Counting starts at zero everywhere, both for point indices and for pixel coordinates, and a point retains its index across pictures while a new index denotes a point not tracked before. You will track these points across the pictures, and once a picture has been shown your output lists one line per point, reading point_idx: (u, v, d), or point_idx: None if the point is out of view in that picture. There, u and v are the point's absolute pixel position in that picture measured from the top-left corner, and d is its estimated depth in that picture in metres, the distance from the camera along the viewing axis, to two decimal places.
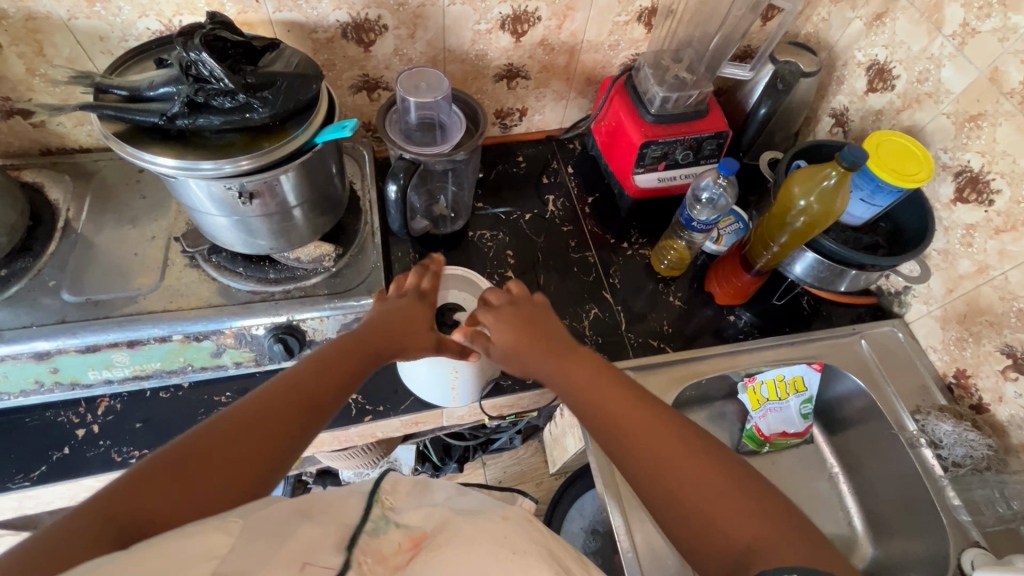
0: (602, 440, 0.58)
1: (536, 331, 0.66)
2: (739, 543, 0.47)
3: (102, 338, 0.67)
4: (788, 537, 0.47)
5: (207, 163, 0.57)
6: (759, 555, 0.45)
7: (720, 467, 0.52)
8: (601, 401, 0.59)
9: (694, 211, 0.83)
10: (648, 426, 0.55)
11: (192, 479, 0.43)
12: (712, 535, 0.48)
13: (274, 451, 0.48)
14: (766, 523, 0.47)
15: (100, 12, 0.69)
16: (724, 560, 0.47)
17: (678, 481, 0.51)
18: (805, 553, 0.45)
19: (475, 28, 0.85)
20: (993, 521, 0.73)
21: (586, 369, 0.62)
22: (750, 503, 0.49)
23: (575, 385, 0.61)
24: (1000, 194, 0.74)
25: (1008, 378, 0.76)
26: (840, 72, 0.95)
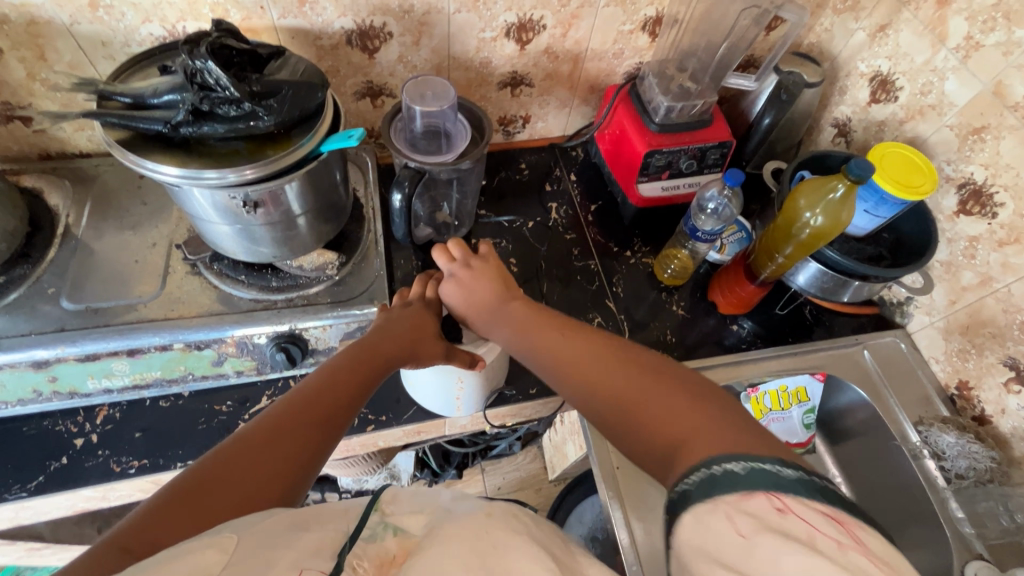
0: (556, 384, 0.58)
1: (483, 300, 0.68)
2: (671, 441, 0.44)
3: (102, 346, 0.66)
4: (718, 423, 0.43)
5: (211, 172, 0.56)
6: (685, 446, 0.42)
7: (658, 377, 0.50)
8: (548, 345, 0.60)
9: (698, 221, 0.83)
10: (592, 358, 0.55)
11: (218, 499, 0.43)
12: (650, 441, 0.46)
13: (296, 462, 0.48)
14: (697, 415, 0.44)
15: (103, 17, 0.69)
16: (662, 460, 0.44)
17: (619, 399, 0.50)
18: (731, 434, 0.41)
19: (480, 35, 0.85)
20: (996, 534, 0.73)
21: (532, 321, 0.63)
22: (684, 402, 0.46)
23: (524, 338, 0.63)
24: (1003, 207, 0.74)
25: (1011, 390, 0.77)
26: (842, 82, 0.95)
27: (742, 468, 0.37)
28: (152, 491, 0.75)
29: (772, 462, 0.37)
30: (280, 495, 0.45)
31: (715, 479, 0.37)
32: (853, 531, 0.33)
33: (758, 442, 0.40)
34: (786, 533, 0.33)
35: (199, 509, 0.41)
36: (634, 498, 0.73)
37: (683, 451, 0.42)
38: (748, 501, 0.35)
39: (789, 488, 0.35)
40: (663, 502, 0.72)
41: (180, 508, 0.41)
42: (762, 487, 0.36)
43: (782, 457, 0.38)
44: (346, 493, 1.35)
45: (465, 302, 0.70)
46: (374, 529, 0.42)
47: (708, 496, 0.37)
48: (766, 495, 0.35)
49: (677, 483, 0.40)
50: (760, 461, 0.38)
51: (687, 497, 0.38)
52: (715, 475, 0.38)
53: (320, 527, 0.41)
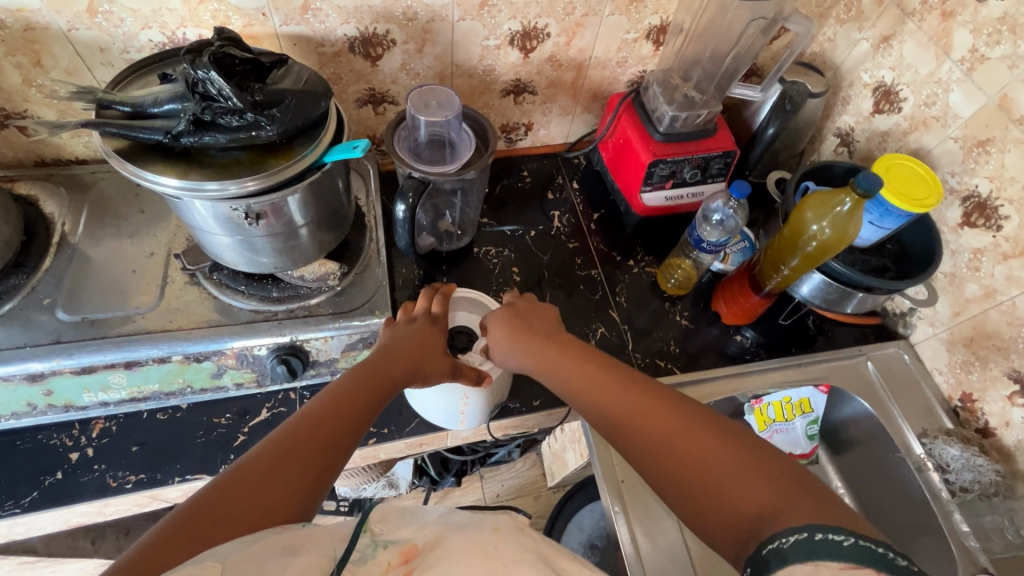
0: (604, 429, 0.57)
1: (518, 332, 0.68)
2: (752, 509, 0.43)
3: (98, 358, 0.65)
4: (806, 498, 0.43)
5: (213, 184, 0.55)
6: (773, 516, 0.42)
7: (727, 436, 0.49)
8: (599, 386, 0.58)
9: (703, 231, 0.83)
10: (649, 406, 0.54)
11: (221, 528, 0.41)
12: (723, 503, 0.45)
13: (302, 487, 0.47)
14: (780, 486, 0.44)
15: (101, 23, 0.68)
16: (740, 527, 0.43)
17: (685, 454, 0.49)
18: (825, 511, 0.41)
19: (484, 43, 0.84)
20: (1002, 548, 0.73)
21: (570, 364, 0.62)
22: (762, 468, 0.46)
23: (570, 377, 0.61)
24: (1008, 219, 0.74)
25: (1015, 403, 0.77)
26: (845, 92, 0.95)
27: (845, 539, 0.36)
28: (148, 505, 0.74)
29: (881, 542, 0.36)
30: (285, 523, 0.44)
31: (816, 545, 0.37)
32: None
33: (854, 523, 0.40)
34: None
35: (201, 538, 0.40)
36: (639, 512, 0.71)
37: (771, 522, 0.41)
38: (855, 574, 0.35)
39: (900, 572, 0.35)
40: (668, 511, 0.72)
41: (182, 538, 0.40)
42: (870, 563, 0.35)
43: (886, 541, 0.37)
44: (344, 501, 1.33)
45: (506, 337, 0.68)
46: (364, 549, 0.40)
47: (808, 559, 0.36)
48: (874, 572, 0.35)
49: (769, 546, 0.39)
50: (867, 537, 0.37)
51: (784, 561, 0.37)
52: (816, 540, 0.37)
53: (307, 551, 0.39)
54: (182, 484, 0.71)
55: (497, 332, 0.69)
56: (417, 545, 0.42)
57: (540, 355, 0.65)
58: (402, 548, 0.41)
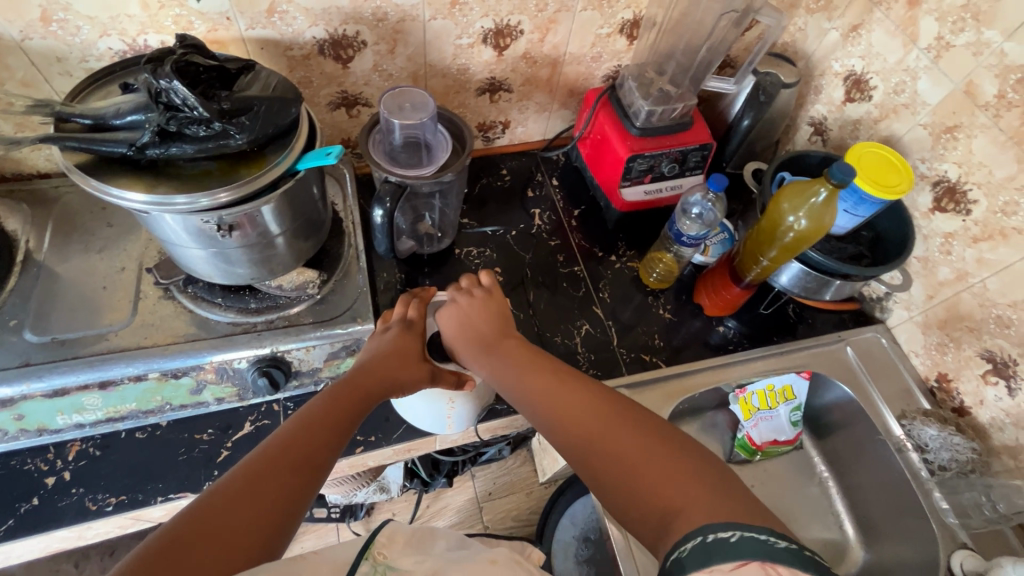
0: (540, 425, 0.57)
1: (478, 335, 0.67)
2: (666, 506, 0.44)
3: (71, 380, 0.63)
4: (715, 497, 0.43)
5: (181, 198, 0.54)
6: (683, 517, 0.42)
7: (653, 435, 0.50)
8: (537, 386, 0.59)
9: (683, 225, 0.84)
10: (584, 404, 0.55)
11: (192, 559, 0.40)
12: (641, 501, 0.46)
13: (276, 506, 0.46)
14: (695, 484, 0.45)
15: (57, 32, 0.65)
16: (654, 523, 0.44)
17: (610, 452, 0.50)
18: (727, 507, 0.42)
19: (456, 42, 0.83)
20: (980, 524, 0.75)
21: (519, 362, 0.63)
22: (679, 469, 0.46)
23: (514, 378, 0.61)
24: (976, 204, 0.76)
25: (989, 382, 0.79)
26: (817, 81, 0.96)
27: (733, 535, 0.38)
28: (131, 527, 0.72)
29: (766, 530, 0.38)
30: (257, 548, 0.43)
31: (710, 548, 0.38)
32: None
33: (759, 518, 0.41)
34: None
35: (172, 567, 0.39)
36: None
37: (681, 522, 0.42)
38: (742, 572, 0.36)
39: (781, 557, 0.36)
40: None
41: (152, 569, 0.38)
42: (756, 556, 0.36)
43: (778, 530, 0.39)
44: (335, 508, 1.33)
45: (460, 337, 0.68)
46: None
47: (704, 565, 0.37)
48: (761, 565, 0.36)
49: (673, 555, 0.39)
50: (753, 528, 0.38)
51: (683, 569, 0.38)
52: (709, 542, 0.39)
53: None
54: (166, 503, 0.70)
55: (454, 331, 0.69)
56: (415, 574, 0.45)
57: (493, 361, 0.64)
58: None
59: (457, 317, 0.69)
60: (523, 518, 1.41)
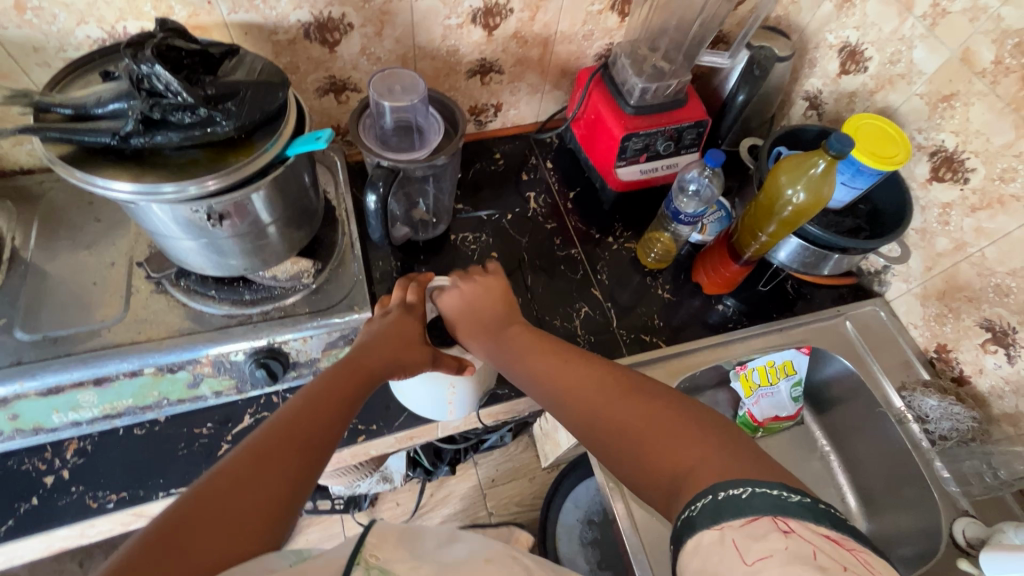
0: (554, 408, 0.57)
1: (480, 320, 0.69)
2: (676, 470, 0.43)
3: (65, 378, 0.62)
4: (723, 453, 0.42)
5: (169, 187, 0.52)
6: (690, 475, 0.41)
7: (661, 403, 0.49)
8: (546, 368, 0.59)
9: (680, 203, 0.83)
10: (591, 382, 0.55)
11: (200, 541, 0.40)
12: (651, 469, 0.45)
13: (280, 492, 0.45)
14: (700, 443, 0.44)
15: (32, 21, 0.63)
16: (666, 488, 0.43)
17: (619, 424, 0.49)
18: (734, 462, 0.41)
19: (445, 22, 0.81)
20: (981, 491, 0.76)
21: (524, 347, 0.63)
22: (687, 429, 0.45)
23: (522, 363, 0.62)
24: (974, 172, 0.75)
25: (988, 350, 0.79)
26: (811, 54, 0.95)
27: (744, 492, 0.37)
28: (134, 523, 0.72)
29: (778, 484, 0.37)
30: (263, 530, 0.43)
31: (720, 505, 0.37)
32: (857, 554, 0.33)
33: (766, 469, 0.40)
34: (799, 557, 0.32)
35: (177, 555, 0.38)
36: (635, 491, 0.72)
37: (689, 480, 0.41)
38: (754, 527, 0.35)
39: (794, 511, 0.35)
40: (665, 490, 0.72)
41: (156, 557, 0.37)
42: (769, 511, 0.35)
43: (788, 484, 0.38)
44: (339, 499, 1.34)
45: (465, 325, 0.69)
46: None
47: (715, 522, 0.36)
48: (772, 518, 0.35)
49: (682, 515, 0.39)
50: (763, 483, 0.37)
51: (693, 528, 0.37)
52: (719, 500, 0.37)
53: None
54: (167, 498, 0.69)
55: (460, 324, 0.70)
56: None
57: (497, 344, 0.65)
58: None
59: (464, 308, 0.70)
60: (526, 503, 1.42)
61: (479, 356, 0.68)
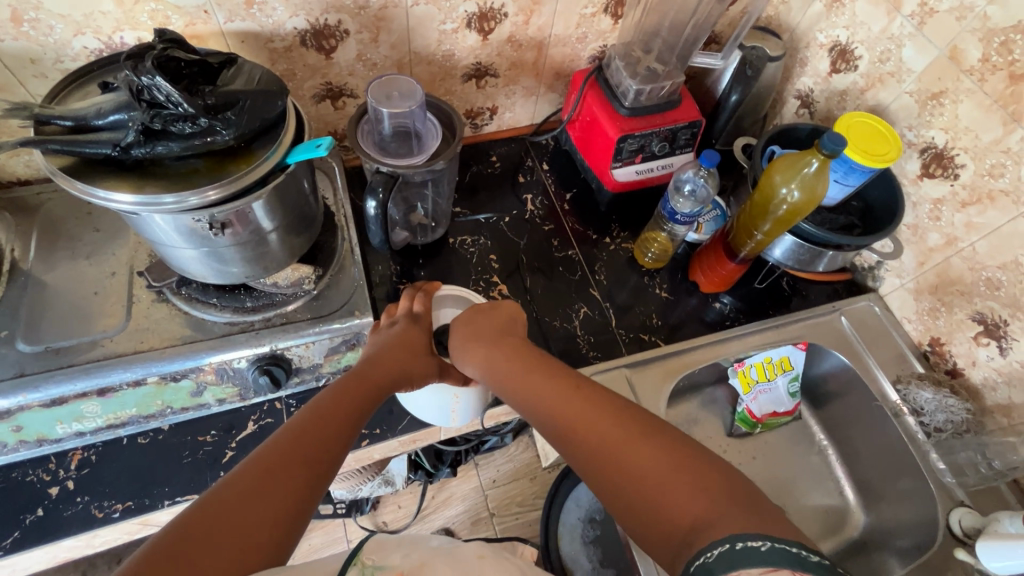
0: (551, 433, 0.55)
1: (479, 336, 0.68)
2: (688, 517, 0.43)
3: (68, 389, 0.62)
4: (739, 506, 0.42)
5: (169, 197, 0.53)
6: (705, 530, 0.41)
7: (671, 442, 0.49)
8: (547, 391, 0.58)
9: (677, 203, 0.84)
10: (596, 409, 0.54)
11: (209, 552, 0.41)
12: (660, 512, 0.45)
13: (288, 506, 0.46)
14: (715, 493, 0.44)
15: (29, 32, 0.63)
16: (675, 534, 0.43)
17: (626, 459, 0.49)
18: (750, 516, 0.41)
19: (440, 27, 0.82)
20: (977, 481, 0.77)
21: (524, 365, 0.62)
22: (698, 479, 0.45)
23: (520, 383, 0.60)
24: (964, 168, 0.77)
25: (981, 343, 0.80)
26: (802, 54, 0.96)
27: (763, 544, 0.37)
28: (140, 532, 0.72)
29: (797, 541, 0.38)
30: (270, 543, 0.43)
31: (738, 555, 0.37)
32: None
33: (781, 525, 0.40)
34: None
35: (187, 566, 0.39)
36: None
37: (703, 534, 0.41)
38: None
39: (813, 569, 0.36)
40: None
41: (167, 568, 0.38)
42: (787, 565, 0.36)
43: (804, 541, 0.38)
44: (341, 504, 1.34)
45: (465, 340, 0.68)
46: None
47: (732, 571, 0.37)
48: (791, 573, 0.35)
49: (698, 564, 0.39)
50: (782, 539, 0.38)
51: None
52: (738, 550, 0.38)
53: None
54: (173, 507, 0.69)
55: (459, 338, 0.69)
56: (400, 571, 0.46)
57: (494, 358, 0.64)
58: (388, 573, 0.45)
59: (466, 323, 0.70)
60: (528, 503, 1.43)
61: (471, 371, 0.67)
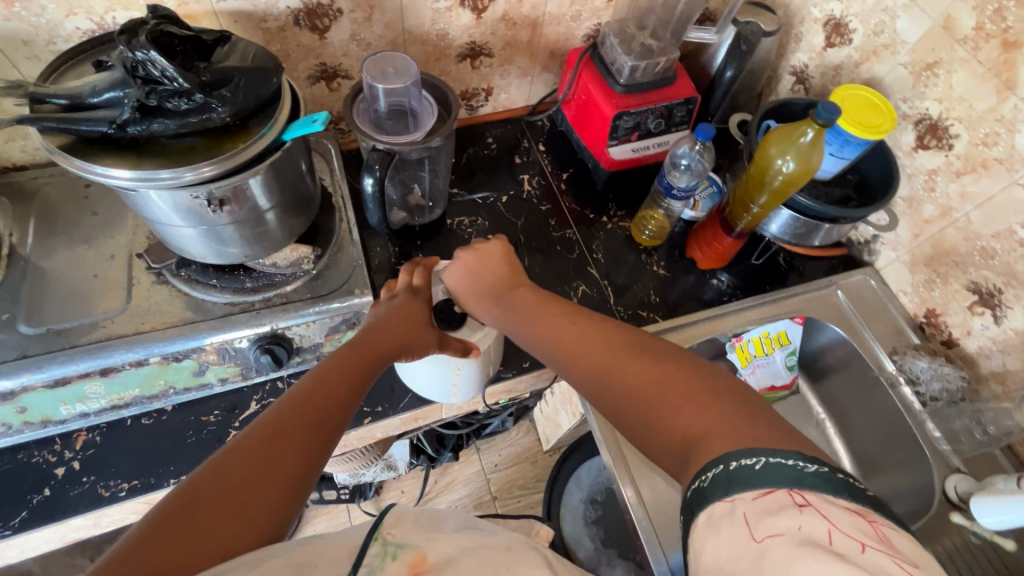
0: (563, 369, 0.58)
1: (485, 285, 0.70)
2: (689, 434, 0.45)
3: (71, 369, 0.62)
4: (738, 420, 0.43)
5: (166, 172, 0.53)
6: (703, 445, 0.43)
7: (673, 365, 0.51)
8: (553, 331, 0.60)
9: (673, 178, 0.84)
10: (600, 343, 0.56)
11: (215, 515, 0.41)
12: (663, 432, 0.47)
13: (291, 473, 0.46)
14: (715, 409, 0.45)
15: (21, 13, 0.63)
16: (679, 452, 0.45)
17: (631, 387, 0.51)
18: (750, 429, 0.42)
19: (434, 6, 0.82)
20: (972, 447, 0.79)
21: (530, 309, 0.64)
22: (698, 395, 0.47)
23: (530, 324, 0.63)
24: (958, 138, 0.77)
25: (976, 313, 0.81)
26: (797, 29, 0.96)
27: (757, 463, 0.39)
28: (146, 512, 0.73)
29: (793, 454, 0.39)
30: (276, 506, 0.44)
31: (731, 477, 0.39)
32: (873, 524, 0.35)
33: (780, 436, 0.42)
34: (808, 539, 0.34)
35: (193, 530, 0.40)
36: (643, 474, 0.73)
37: (702, 450, 0.43)
38: (768, 499, 0.37)
39: (809, 481, 0.37)
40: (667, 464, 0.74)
41: (170, 535, 0.39)
42: (784, 484, 0.37)
43: (801, 451, 0.40)
44: (344, 489, 1.35)
45: (471, 291, 0.70)
46: (372, 562, 0.44)
47: (726, 493, 0.38)
48: (788, 492, 0.37)
49: (694, 485, 0.41)
50: (778, 453, 0.39)
51: (705, 498, 0.39)
52: (731, 470, 0.39)
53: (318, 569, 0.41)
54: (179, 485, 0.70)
55: (471, 295, 0.70)
56: (427, 558, 0.45)
57: (501, 306, 0.67)
58: (412, 555, 0.45)
59: (470, 275, 0.72)
60: (529, 486, 1.44)
61: (484, 318, 0.69)
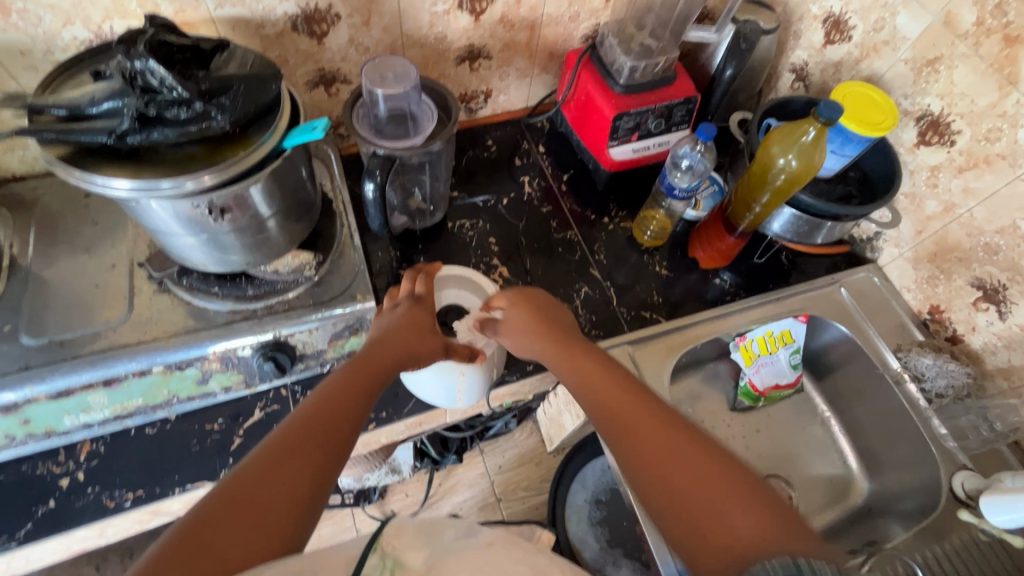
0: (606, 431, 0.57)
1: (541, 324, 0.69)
2: (735, 540, 0.45)
3: (75, 380, 0.62)
4: (789, 536, 0.44)
5: (166, 182, 0.52)
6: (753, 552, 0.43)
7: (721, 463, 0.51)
8: (603, 393, 0.60)
9: (674, 179, 0.84)
10: (651, 419, 0.56)
11: (226, 535, 0.41)
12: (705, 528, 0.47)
13: (301, 491, 0.46)
14: (766, 519, 0.46)
15: (18, 23, 0.63)
16: (719, 554, 0.45)
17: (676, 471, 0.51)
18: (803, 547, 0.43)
19: (432, 9, 0.81)
20: (978, 444, 0.79)
21: (584, 364, 0.64)
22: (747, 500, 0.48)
23: (582, 380, 0.63)
24: (960, 134, 0.77)
25: (980, 309, 0.81)
26: (796, 26, 0.95)
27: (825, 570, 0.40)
28: (152, 521, 0.73)
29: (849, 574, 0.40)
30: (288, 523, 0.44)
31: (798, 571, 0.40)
32: None
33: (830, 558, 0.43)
34: None
35: (206, 551, 0.40)
36: None
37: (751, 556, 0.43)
38: None
39: None
40: None
41: (185, 555, 0.39)
42: None
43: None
44: (348, 493, 1.35)
45: (527, 330, 0.69)
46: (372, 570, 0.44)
47: None
48: None
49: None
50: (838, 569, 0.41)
51: None
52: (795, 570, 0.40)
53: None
54: (183, 494, 0.70)
55: (521, 330, 0.69)
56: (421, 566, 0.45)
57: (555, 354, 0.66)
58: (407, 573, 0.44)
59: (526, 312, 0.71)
60: (534, 487, 1.44)
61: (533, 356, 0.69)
